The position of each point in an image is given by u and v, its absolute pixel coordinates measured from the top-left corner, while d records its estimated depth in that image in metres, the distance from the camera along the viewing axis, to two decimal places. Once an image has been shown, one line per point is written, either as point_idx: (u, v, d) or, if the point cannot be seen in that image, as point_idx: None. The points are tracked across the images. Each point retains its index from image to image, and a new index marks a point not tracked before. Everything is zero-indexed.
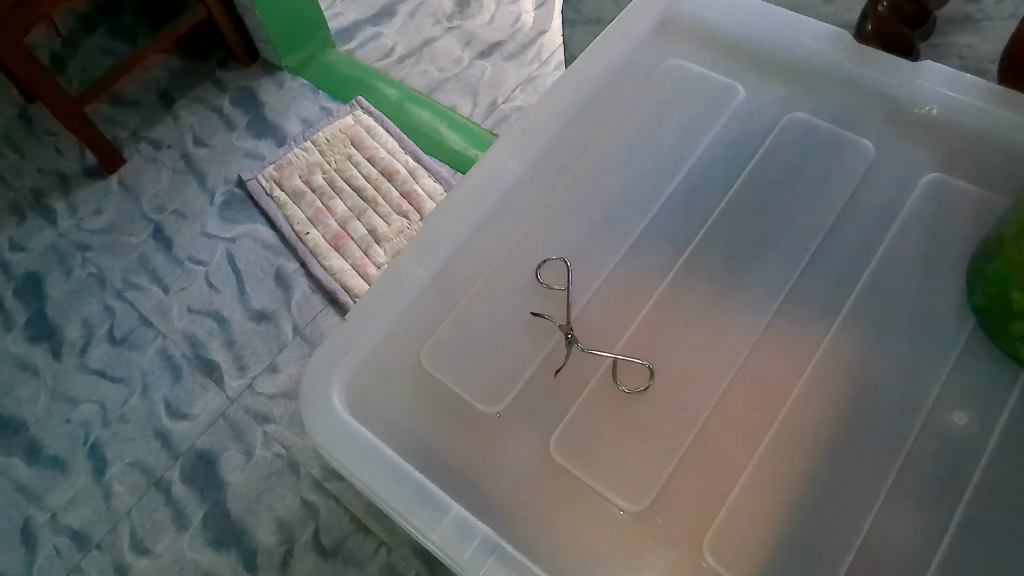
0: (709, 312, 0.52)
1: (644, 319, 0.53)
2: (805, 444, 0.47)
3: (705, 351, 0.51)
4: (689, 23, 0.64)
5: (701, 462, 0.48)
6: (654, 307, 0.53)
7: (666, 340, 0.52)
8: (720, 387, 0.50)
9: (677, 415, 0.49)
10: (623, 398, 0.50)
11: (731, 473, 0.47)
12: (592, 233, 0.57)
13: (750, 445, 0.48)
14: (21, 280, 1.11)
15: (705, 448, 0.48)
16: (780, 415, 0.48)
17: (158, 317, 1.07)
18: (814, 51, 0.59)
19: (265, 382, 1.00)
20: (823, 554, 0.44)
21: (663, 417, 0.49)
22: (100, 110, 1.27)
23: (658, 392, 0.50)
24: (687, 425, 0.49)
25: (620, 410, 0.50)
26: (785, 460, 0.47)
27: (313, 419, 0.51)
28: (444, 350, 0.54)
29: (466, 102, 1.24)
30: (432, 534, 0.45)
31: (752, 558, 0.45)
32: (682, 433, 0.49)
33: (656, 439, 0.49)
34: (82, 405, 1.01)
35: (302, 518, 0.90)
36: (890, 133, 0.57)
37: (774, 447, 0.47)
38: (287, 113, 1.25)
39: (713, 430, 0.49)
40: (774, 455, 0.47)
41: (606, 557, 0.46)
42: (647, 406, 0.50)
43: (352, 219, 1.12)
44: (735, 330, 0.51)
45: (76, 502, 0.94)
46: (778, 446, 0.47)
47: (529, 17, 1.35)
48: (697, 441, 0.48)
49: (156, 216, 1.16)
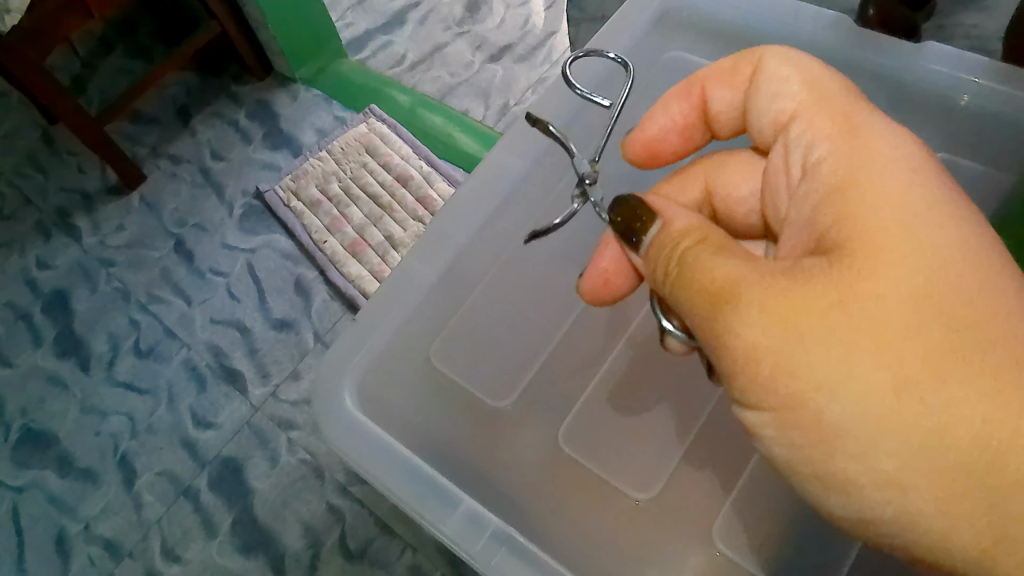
0: (816, 106, 0.45)
1: (817, 194, 0.41)
2: (916, 474, 0.34)
3: (905, 263, 0.36)
4: (689, 15, 0.65)
5: (760, 406, 0.37)
6: (832, 176, 0.41)
7: (796, 211, 0.43)
8: (904, 332, 0.34)
9: (780, 329, 0.36)
10: (691, 281, 0.39)
11: (780, 434, 0.37)
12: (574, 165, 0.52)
13: (846, 421, 0.35)
14: (48, 296, 1.13)
15: (774, 389, 0.36)
16: (934, 418, 0.33)
17: (182, 329, 1.09)
18: (815, 35, 0.59)
19: (287, 390, 1.02)
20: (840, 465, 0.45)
21: (752, 316, 0.36)
22: (119, 129, 1.29)
23: (768, 285, 0.37)
24: (768, 343, 0.36)
25: (701, 303, 0.39)
26: (867, 464, 0.35)
27: (325, 417, 0.51)
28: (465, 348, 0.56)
29: (478, 106, 1.25)
30: (444, 528, 0.47)
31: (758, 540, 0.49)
32: (773, 353, 0.36)
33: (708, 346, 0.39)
34: (110, 417, 1.03)
35: (328, 522, 0.93)
36: (894, 114, 0.58)
37: (882, 437, 0.34)
38: (302, 124, 1.27)
39: (819, 366, 0.35)
40: (855, 452, 0.35)
41: (616, 544, 0.50)
42: (750, 295, 0.37)
43: (369, 226, 1.13)
44: (740, 177, 0.52)
45: (108, 512, 0.97)
46: (885, 446, 0.34)
47: (539, 19, 1.34)
48: (777, 376, 0.36)
49: (177, 230, 1.18)
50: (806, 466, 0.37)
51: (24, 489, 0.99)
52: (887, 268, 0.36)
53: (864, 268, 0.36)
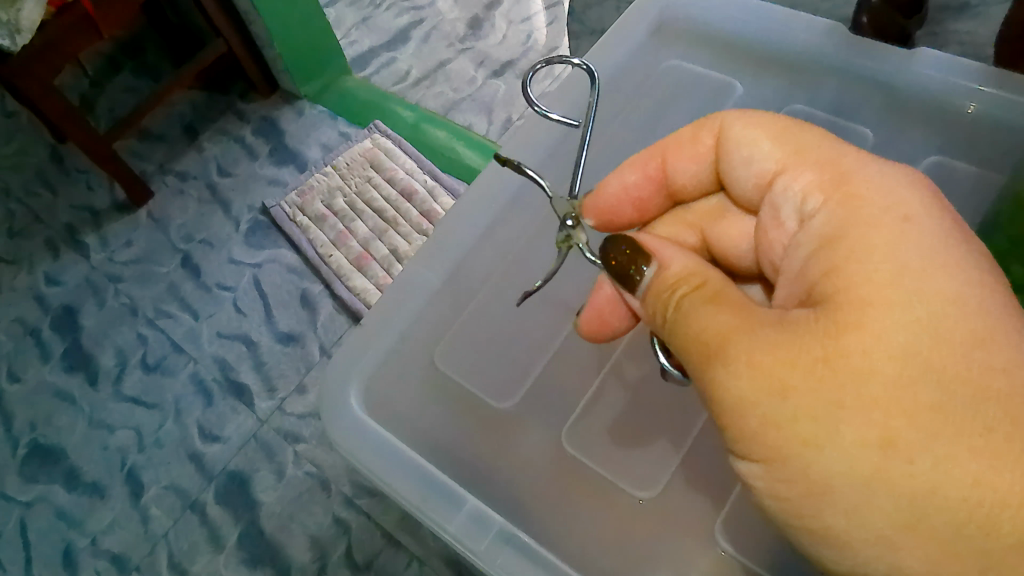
0: (796, 159, 0.45)
1: (812, 241, 0.41)
2: (904, 529, 0.33)
3: (900, 315, 0.35)
4: (687, 25, 0.67)
5: (750, 458, 0.37)
6: (827, 224, 0.41)
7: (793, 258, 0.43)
8: (890, 388, 0.34)
9: (767, 386, 0.36)
10: (686, 330, 0.40)
11: (768, 486, 0.37)
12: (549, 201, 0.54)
13: (829, 475, 0.35)
14: (56, 312, 1.15)
15: (762, 442, 0.36)
16: (921, 477, 0.33)
17: (189, 343, 1.10)
18: (810, 43, 0.62)
19: (294, 403, 1.03)
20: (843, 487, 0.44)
21: (740, 371, 0.37)
22: (127, 146, 1.31)
23: (759, 340, 0.37)
24: (755, 398, 0.36)
25: (695, 354, 0.39)
26: (853, 522, 0.34)
27: (333, 421, 0.54)
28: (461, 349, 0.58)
29: (481, 121, 1.26)
30: (449, 528, 0.49)
31: (758, 538, 0.50)
32: (761, 407, 0.36)
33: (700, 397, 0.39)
34: (118, 431, 1.04)
35: (334, 535, 0.93)
36: (889, 119, 0.60)
37: (867, 494, 0.34)
38: (307, 140, 1.28)
39: (804, 422, 0.35)
40: (842, 507, 0.35)
41: (617, 542, 0.51)
42: (741, 349, 0.37)
43: (374, 240, 1.14)
44: (734, 221, 0.52)
45: (115, 526, 0.97)
46: (871, 504, 0.34)
47: (541, 33, 1.35)
48: (764, 429, 0.36)
49: (184, 245, 1.19)
50: (795, 518, 0.37)
51: (32, 503, 1.00)
52: (879, 320, 0.35)
53: (854, 321, 0.36)
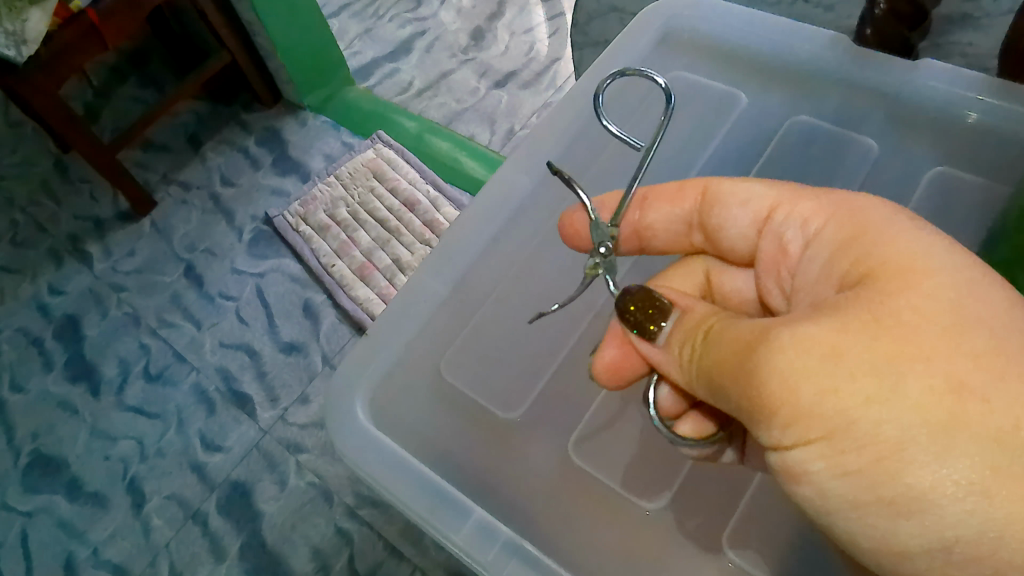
0: (792, 194, 0.44)
1: (824, 243, 0.40)
2: (1000, 483, 0.28)
3: (939, 274, 0.33)
4: (691, 37, 0.68)
5: (806, 441, 0.32)
6: (839, 226, 0.40)
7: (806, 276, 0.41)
8: (948, 334, 0.31)
9: (816, 349, 0.32)
10: (725, 338, 0.37)
11: (832, 469, 0.31)
12: (569, 223, 0.54)
13: (899, 430, 0.30)
14: (59, 322, 1.15)
15: (820, 412, 0.31)
16: (1005, 419, 0.29)
17: (191, 352, 1.09)
18: (813, 54, 0.63)
19: (296, 413, 1.03)
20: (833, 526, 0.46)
21: (786, 342, 0.33)
22: (131, 156, 1.31)
23: (799, 321, 0.34)
24: (805, 365, 0.32)
25: (735, 353, 0.35)
26: (940, 478, 0.29)
27: (339, 431, 0.54)
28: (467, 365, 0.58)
29: (484, 131, 1.27)
30: (455, 538, 0.49)
31: (770, 539, 0.50)
32: (813, 373, 0.32)
33: (743, 399, 0.34)
34: (120, 441, 1.03)
35: (336, 546, 0.93)
36: (892, 133, 0.60)
37: (948, 442, 0.29)
38: (310, 150, 1.28)
39: (864, 379, 0.31)
40: (922, 463, 0.29)
41: (623, 553, 0.51)
42: (782, 329, 0.34)
43: (376, 250, 1.14)
44: (733, 273, 0.51)
45: (117, 536, 0.97)
46: (959, 459, 0.29)
47: (543, 45, 1.36)
48: (819, 399, 0.31)
49: (187, 255, 1.19)
50: (868, 503, 0.30)
51: (33, 513, 1.00)
52: (921, 279, 0.33)
53: (896, 285, 0.33)
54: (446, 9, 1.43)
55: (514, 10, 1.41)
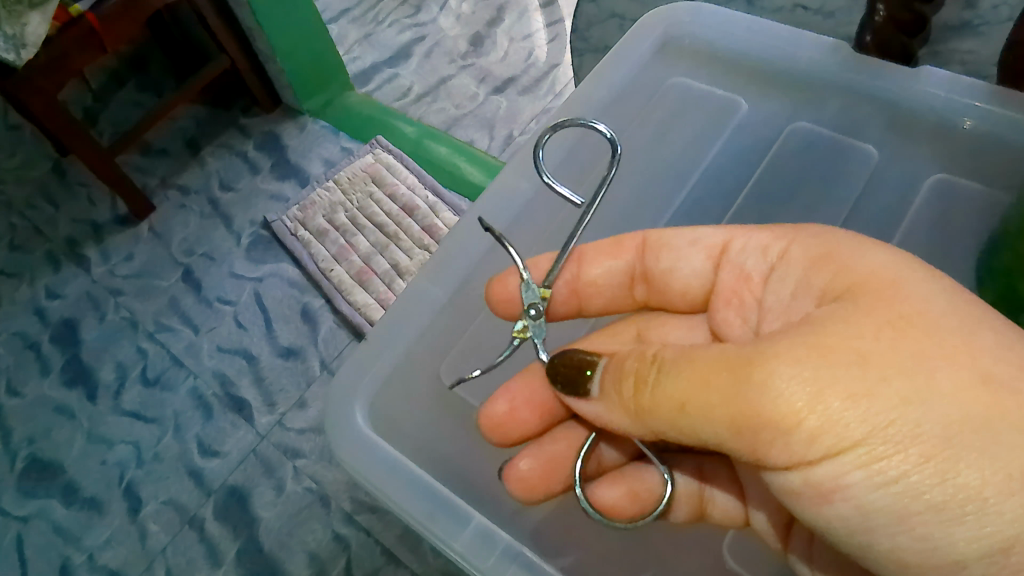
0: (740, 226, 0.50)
1: (801, 270, 0.44)
2: None
3: (928, 284, 0.37)
4: (691, 43, 0.68)
5: (841, 449, 0.33)
6: (810, 252, 0.44)
7: (777, 299, 0.46)
8: (954, 336, 0.34)
9: (840, 358, 0.34)
10: (696, 362, 0.37)
11: (871, 473, 0.33)
12: (500, 290, 0.55)
13: (941, 426, 0.32)
14: (57, 326, 1.14)
15: (858, 419, 0.33)
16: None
17: (189, 357, 1.09)
18: (814, 61, 0.62)
19: (294, 418, 1.02)
20: (793, 561, 0.49)
21: (800, 355, 0.34)
22: (129, 160, 1.31)
23: (795, 336, 0.36)
24: (831, 375, 0.33)
25: (724, 371, 0.36)
26: (983, 470, 0.32)
27: (339, 436, 0.54)
28: (472, 382, 0.59)
29: (483, 137, 1.27)
30: (456, 544, 0.49)
31: (769, 552, 0.52)
32: (841, 381, 0.33)
33: (742, 416, 0.35)
34: (117, 446, 1.03)
35: (334, 552, 0.93)
36: (892, 138, 0.61)
37: (986, 434, 0.32)
38: (309, 155, 1.28)
39: (896, 381, 0.33)
40: (967, 456, 0.32)
41: (623, 559, 0.52)
42: (785, 344, 0.35)
43: (375, 255, 1.14)
44: (671, 323, 0.57)
45: (113, 542, 0.97)
46: (997, 446, 0.32)
47: (542, 51, 1.36)
48: (852, 405, 0.33)
49: (185, 259, 1.19)
50: (913, 500, 0.33)
51: (29, 518, 0.99)
52: (912, 289, 0.37)
53: (888, 296, 0.37)
54: (445, 15, 1.43)
55: (513, 16, 1.41)
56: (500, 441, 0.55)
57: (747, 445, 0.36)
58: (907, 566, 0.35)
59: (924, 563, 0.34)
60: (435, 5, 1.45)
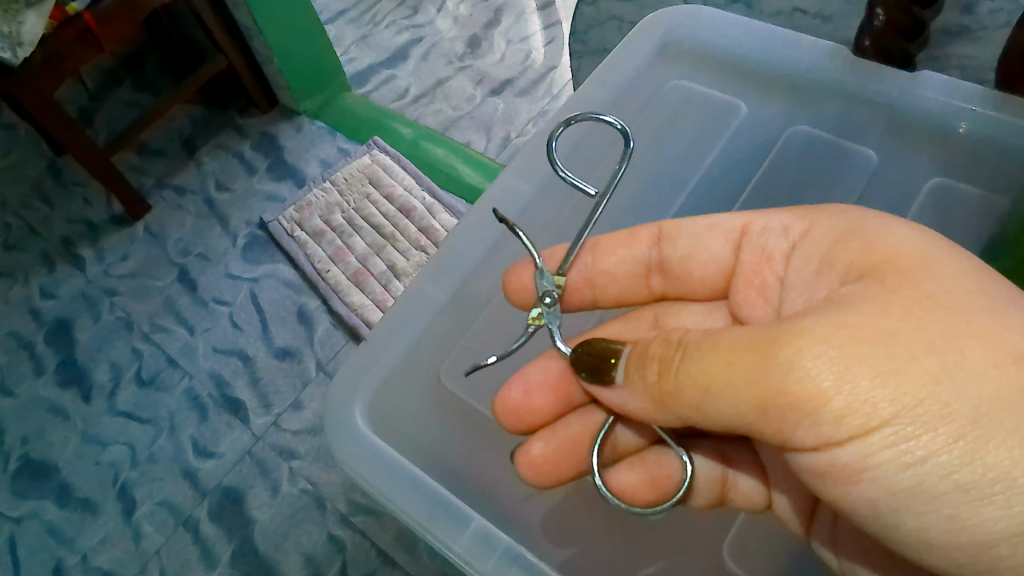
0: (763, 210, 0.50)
1: (822, 250, 0.44)
2: None
3: (954, 264, 0.38)
4: (691, 46, 0.68)
5: (869, 429, 0.33)
6: (831, 231, 0.44)
7: (799, 277, 0.46)
8: (981, 315, 0.35)
9: (867, 338, 0.34)
10: (719, 345, 0.37)
11: (898, 453, 0.33)
12: (513, 278, 0.55)
13: (970, 406, 0.33)
14: (51, 326, 1.14)
15: (886, 398, 0.33)
16: None
17: (184, 358, 1.09)
18: (812, 66, 0.63)
19: (290, 419, 1.02)
20: (816, 545, 0.50)
21: (826, 334, 0.34)
22: (125, 160, 1.30)
23: (821, 316, 0.36)
24: (857, 355, 0.34)
25: (747, 351, 0.36)
26: (1014, 448, 0.32)
27: (337, 436, 0.54)
28: (477, 377, 0.59)
29: (480, 138, 1.27)
30: (455, 546, 0.49)
31: (775, 549, 0.53)
32: (869, 360, 0.33)
33: (768, 396, 0.35)
34: (111, 446, 1.02)
35: (329, 553, 0.93)
36: (888, 143, 0.61)
37: (1016, 413, 0.32)
38: (305, 155, 1.28)
39: (924, 360, 0.33)
40: (997, 436, 0.32)
41: (621, 559, 0.52)
42: (811, 323, 0.35)
43: (371, 256, 1.14)
44: (689, 308, 0.57)
45: (107, 543, 0.96)
46: None
47: (539, 53, 1.36)
48: (880, 384, 0.33)
49: (181, 260, 1.18)
50: (942, 479, 0.33)
51: (22, 519, 0.99)
52: (938, 271, 0.37)
53: (914, 276, 0.37)
54: (443, 17, 1.43)
55: (511, 19, 1.42)
56: (514, 426, 0.55)
57: (773, 426, 0.36)
58: (934, 545, 0.35)
59: (953, 543, 0.34)
60: (433, 7, 1.45)
